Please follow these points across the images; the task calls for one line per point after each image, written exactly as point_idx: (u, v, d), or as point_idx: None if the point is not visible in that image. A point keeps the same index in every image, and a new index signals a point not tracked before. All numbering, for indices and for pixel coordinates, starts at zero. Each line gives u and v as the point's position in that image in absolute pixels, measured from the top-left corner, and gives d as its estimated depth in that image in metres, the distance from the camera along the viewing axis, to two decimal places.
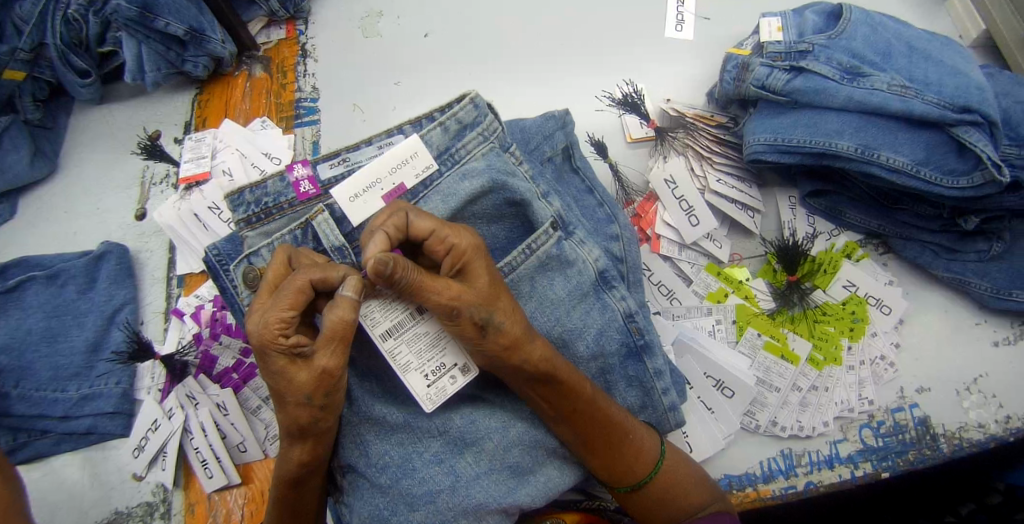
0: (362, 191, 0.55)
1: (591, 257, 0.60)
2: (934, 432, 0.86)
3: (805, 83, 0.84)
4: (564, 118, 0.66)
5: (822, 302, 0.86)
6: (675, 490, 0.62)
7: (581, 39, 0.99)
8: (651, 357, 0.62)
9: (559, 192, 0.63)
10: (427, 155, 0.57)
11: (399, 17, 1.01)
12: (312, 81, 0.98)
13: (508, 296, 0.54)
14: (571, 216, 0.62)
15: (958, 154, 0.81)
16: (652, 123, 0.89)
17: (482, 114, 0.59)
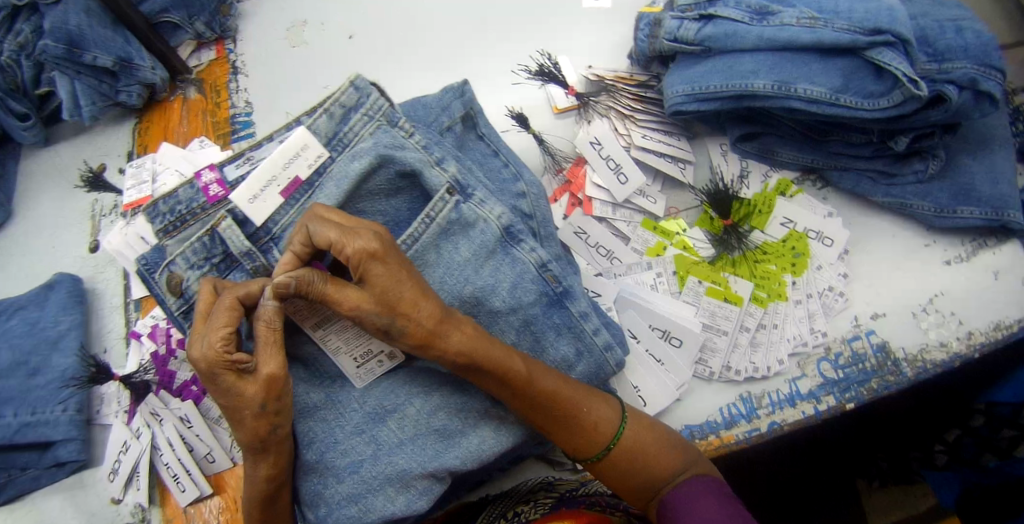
0: (259, 192, 0.61)
1: (493, 215, 0.64)
2: (894, 357, 0.86)
3: (716, 29, 0.85)
4: (461, 88, 0.70)
5: (761, 242, 0.86)
6: (644, 458, 0.65)
7: (502, 15, 0.98)
8: (574, 303, 0.65)
9: (456, 154, 0.66)
10: (319, 145, 0.63)
11: (324, 22, 1.04)
12: (245, 96, 1.00)
13: (418, 292, 0.54)
14: (470, 175, 0.66)
15: (875, 77, 0.81)
16: (571, 91, 0.89)
17: (369, 92, 0.65)
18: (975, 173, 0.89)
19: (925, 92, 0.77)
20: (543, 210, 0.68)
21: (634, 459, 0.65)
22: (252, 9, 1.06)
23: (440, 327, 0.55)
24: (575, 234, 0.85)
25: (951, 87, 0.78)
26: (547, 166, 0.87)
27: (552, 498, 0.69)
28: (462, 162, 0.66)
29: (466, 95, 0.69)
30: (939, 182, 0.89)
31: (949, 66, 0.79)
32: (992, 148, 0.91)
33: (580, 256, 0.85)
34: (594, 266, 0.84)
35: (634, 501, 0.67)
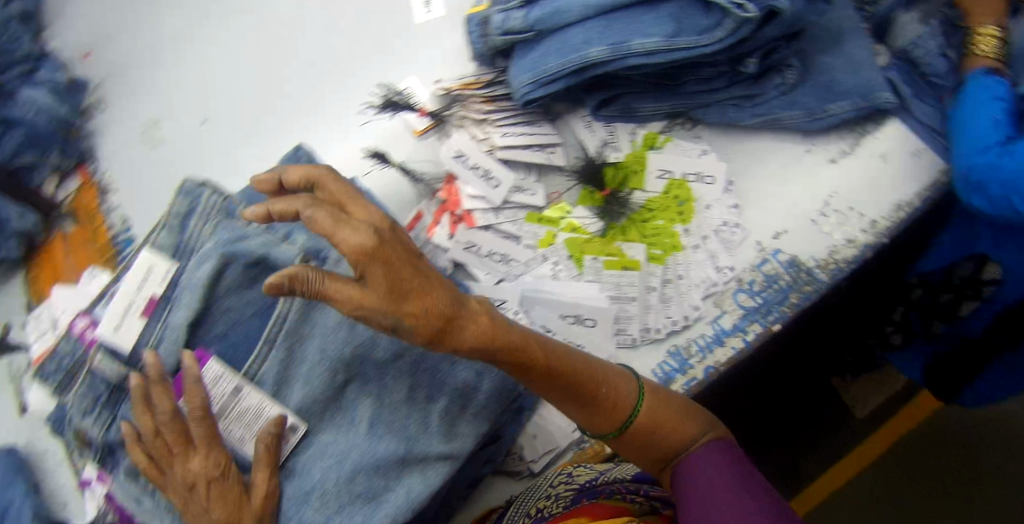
0: (121, 321, 0.67)
1: (349, 268, 0.66)
2: (806, 268, 0.86)
3: (543, 8, 0.84)
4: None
5: (644, 201, 0.85)
6: (659, 433, 0.68)
7: (338, 54, 0.98)
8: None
9: (304, 223, 0.68)
10: (166, 257, 0.70)
11: (175, 113, 1.04)
12: (122, 212, 1.02)
13: (414, 292, 0.52)
14: (318, 236, 0.67)
15: (704, 10, 0.81)
16: (422, 113, 0.89)
17: (198, 195, 0.70)
18: (835, 69, 0.91)
19: (754, 12, 0.77)
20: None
21: (650, 433, 0.68)
22: (104, 123, 1.05)
23: (452, 311, 0.54)
24: (466, 249, 0.86)
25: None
26: (421, 192, 0.88)
27: (572, 489, 0.72)
28: (309, 230, 0.67)
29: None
30: (802, 88, 0.90)
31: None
32: (845, 40, 0.92)
33: (475, 269, 0.86)
34: (494, 274, 0.86)
35: (652, 468, 0.71)
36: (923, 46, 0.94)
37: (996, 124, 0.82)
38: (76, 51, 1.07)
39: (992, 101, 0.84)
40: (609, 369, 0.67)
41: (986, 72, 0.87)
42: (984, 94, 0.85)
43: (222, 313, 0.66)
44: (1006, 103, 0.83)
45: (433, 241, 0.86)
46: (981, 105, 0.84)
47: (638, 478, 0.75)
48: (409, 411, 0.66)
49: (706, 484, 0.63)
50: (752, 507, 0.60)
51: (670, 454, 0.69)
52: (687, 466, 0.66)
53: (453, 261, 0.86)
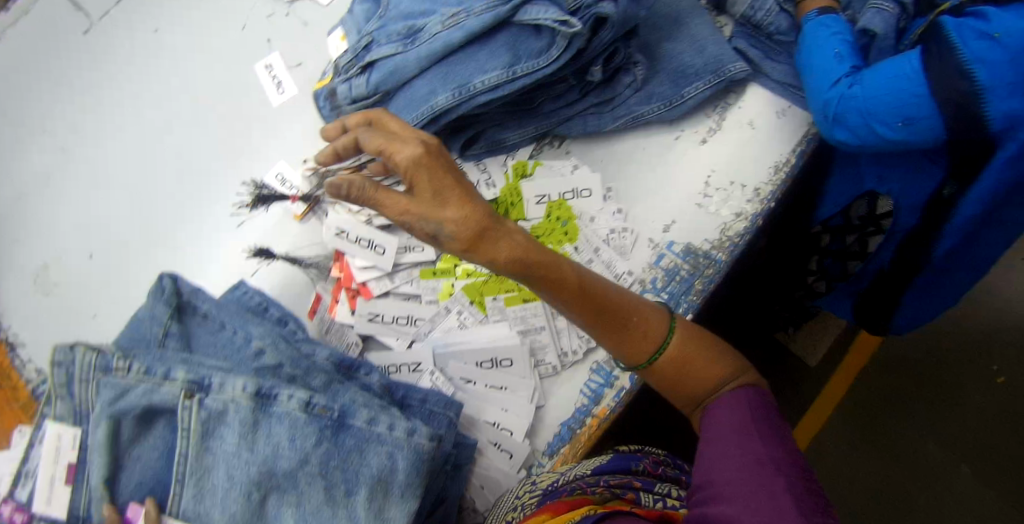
0: (49, 494, 0.66)
1: (237, 389, 0.64)
2: (702, 253, 0.87)
3: (381, 70, 0.84)
4: (160, 285, 0.72)
5: (529, 229, 0.86)
6: (689, 364, 0.72)
7: (204, 159, 0.99)
8: (355, 417, 0.67)
9: (183, 356, 0.67)
10: (70, 425, 0.68)
11: (61, 255, 1.04)
12: (35, 364, 1.01)
13: (458, 195, 0.63)
14: (199, 365, 0.67)
15: (536, 36, 0.81)
16: (295, 199, 0.90)
17: (71, 360, 0.66)
18: (683, 53, 0.92)
19: (580, 25, 0.76)
20: (286, 352, 0.72)
21: (681, 363, 0.72)
22: None
23: (486, 223, 0.64)
24: (371, 320, 0.86)
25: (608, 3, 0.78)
26: (314, 276, 0.88)
27: (537, 495, 0.72)
28: (188, 359, 0.67)
29: (165, 292, 0.72)
30: (655, 79, 0.91)
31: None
32: (684, 23, 0.94)
33: (386, 337, 0.86)
34: (405, 338, 0.86)
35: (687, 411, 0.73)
36: (760, 8, 0.95)
37: (839, 56, 0.84)
38: None
39: (833, 36, 0.86)
40: (645, 301, 0.74)
41: (818, 14, 0.90)
42: (824, 32, 0.87)
43: (132, 464, 0.65)
44: (846, 38, 0.86)
45: (337, 320, 0.87)
46: (826, 40, 0.86)
47: (599, 469, 0.73)
48: (333, 511, 0.63)
49: (727, 430, 0.64)
50: (757, 454, 0.60)
51: (702, 390, 0.71)
52: (714, 410, 0.67)
53: (362, 334, 0.86)
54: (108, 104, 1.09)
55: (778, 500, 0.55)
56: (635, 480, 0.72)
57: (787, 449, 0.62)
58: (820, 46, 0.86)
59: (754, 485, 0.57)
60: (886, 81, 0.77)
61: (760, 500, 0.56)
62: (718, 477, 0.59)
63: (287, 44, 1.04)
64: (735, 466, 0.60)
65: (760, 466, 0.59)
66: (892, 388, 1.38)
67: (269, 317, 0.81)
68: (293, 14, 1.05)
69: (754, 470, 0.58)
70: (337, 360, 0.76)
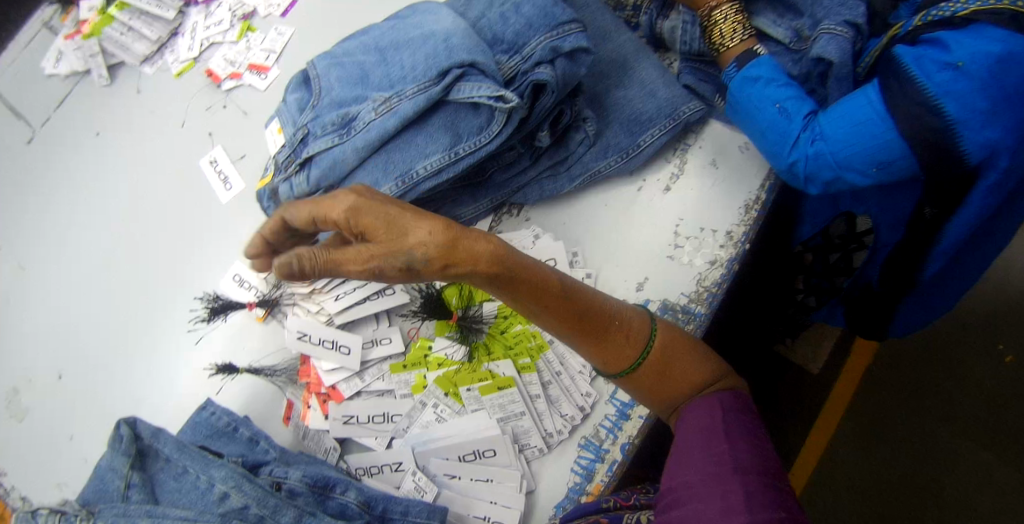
0: None
1: None
2: (681, 307, 0.83)
3: (320, 163, 0.82)
4: (117, 433, 0.71)
5: (496, 310, 0.83)
6: (670, 365, 0.66)
7: (163, 265, 0.95)
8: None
9: (145, 509, 0.66)
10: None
11: (30, 377, 1.00)
12: (17, 493, 0.96)
13: (417, 219, 0.58)
14: (163, 517, 0.65)
15: (475, 112, 0.79)
16: (250, 305, 0.86)
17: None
18: (633, 99, 0.89)
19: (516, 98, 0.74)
20: (253, 492, 0.68)
21: (662, 363, 0.66)
22: None
23: (456, 236, 0.57)
24: (346, 423, 0.82)
25: (544, 69, 0.76)
26: (281, 384, 0.84)
27: None
28: (152, 512, 0.66)
29: (122, 441, 0.70)
30: (609, 131, 0.88)
31: (532, 46, 0.79)
32: (632, 67, 0.90)
33: (363, 438, 0.82)
34: (384, 436, 0.82)
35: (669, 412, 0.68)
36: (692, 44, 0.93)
37: (782, 111, 0.81)
38: None
39: (768, 86, 0.83)
40: (620, 303, 0.68)
41: (738, 67, 0.86)
42: (754, 89, 0.83)
43: None
44: (781, 82, 0.83)
45: (312, 427, 0.83)
46: (761, 96, 0.83)
47: (566, 518, 0.76)
48: None
49: (697, 429, 0.59)
50: (715, 453, 0.56)
51: (681, 392, 0.66)
52: (691, 412, 0.62)
53: (339, 438, 0.83)
54: (53, 216, 1.05)
55: (726, 501, 0.51)
56: (601, 517, 0.72)
57: (754, 445, 0.57)
58: (759, 108, 0.82)
59: (707, 486, 0.54)
60: (844, 130, 0.75)
61: (710, 503, 0.52)
62: (678, 481, 0.56)
63: (229, 136, 1.01)
64: (694, 466, 0.56)
65: (714, 466, 0.55)
66: (902, 389, 1.33)
67: (240, 438, 0.79)
68: (233, 104, 1.03)
69: (708, 471, 0.55)
70: (310, 480, 0.72)
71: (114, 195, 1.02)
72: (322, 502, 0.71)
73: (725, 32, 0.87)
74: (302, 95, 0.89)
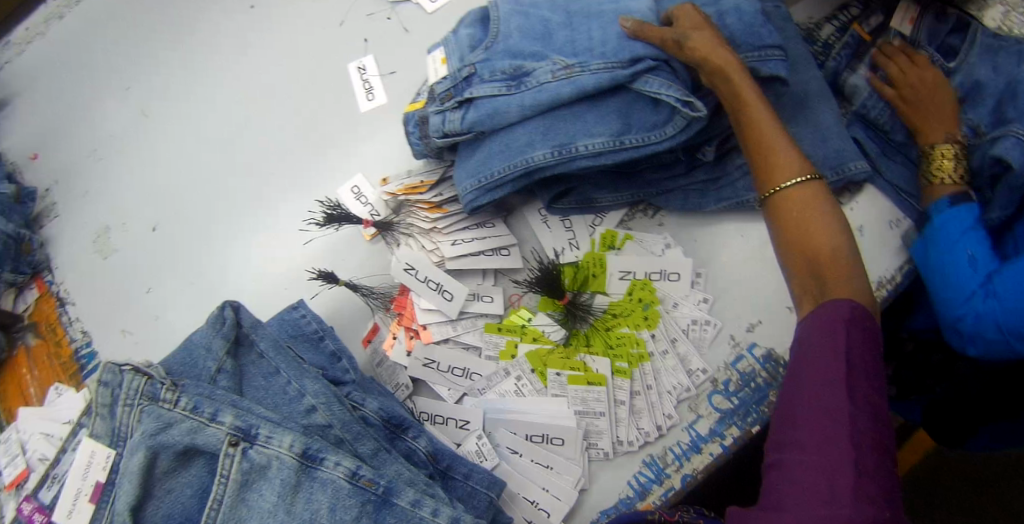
0: (72, 505, 0.66)
1: (284, 446, 0.63)
2: (784, 362, 0.80)
3: (481, 106, 0.79)
4: (221, 314, 0.71)
5: (607, 305, 0.81)
6: (813, 231, 0.62)
7: (285, 155, 0.95)
8: (400, 496, 0.64)
9: (232, 398, 0.66)
10: (104, 445, 0.67)
11: (125, 221, 1.01)
12: (80, 324, 1.00)
13: (712, 35, 0.72)
14: (249, 411, 0.65)
15: (650, 110, 0.76)
16: (366, 223, 0.85)
17: (118, 381, 0.66)
18: (804, 140, 0.85)
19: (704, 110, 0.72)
20: (340, 414, 0.69)
21: (802, 227, 0.63)
22: (55, 230, 1.06)
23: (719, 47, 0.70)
24: (425, 366, 0.81)
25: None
26: (374, 306, 0.83)
27: None
28: (238, 404, 0.66)
29: (224, 324, 0.71)
30: None
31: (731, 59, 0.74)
32: (810, 107, 0.87)
33: (437, 386, 0.81)
34: (457, 390, 0.81)
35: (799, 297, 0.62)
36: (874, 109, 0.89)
37: (973, 261, 0.73)
38: (24, 155, 1.10)
39: (966, 233, 0.75)
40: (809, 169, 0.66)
41: (950, 203, 0.77)
42: (954, 229, 0.75)
43: (162, 496, 0.63)
44: (982, 235, 0.75)
45: (391, 358, 0.83)
46: (956, 239, 0.75)
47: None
48: None
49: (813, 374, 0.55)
50: (828, 417, 0.52)
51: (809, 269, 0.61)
52: (806, 338, 0.57)
53: (413, 377, 0.82)
54: (189, 71, 1.04)
55: (835, 482, 0.49)
56: None
57: (867, 403, 0.53)
58: (947, 246, 0.74)
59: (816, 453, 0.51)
60: None
61: (816, 484, 0.50)
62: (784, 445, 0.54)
63: (385, 47, 0.99)
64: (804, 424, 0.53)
65: (828, 432, 0.51)
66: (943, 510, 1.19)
67: (323, 350, 0.78)
68: (396, 18, 1.00)
69: (818, 441, 0.52)
70: (387, 416, 0.73)
71: (255, 69, 1.02)
72: (392, 440, 0.73)
73: (944, 169, 0.80)
74: (474, 32, 0.85)
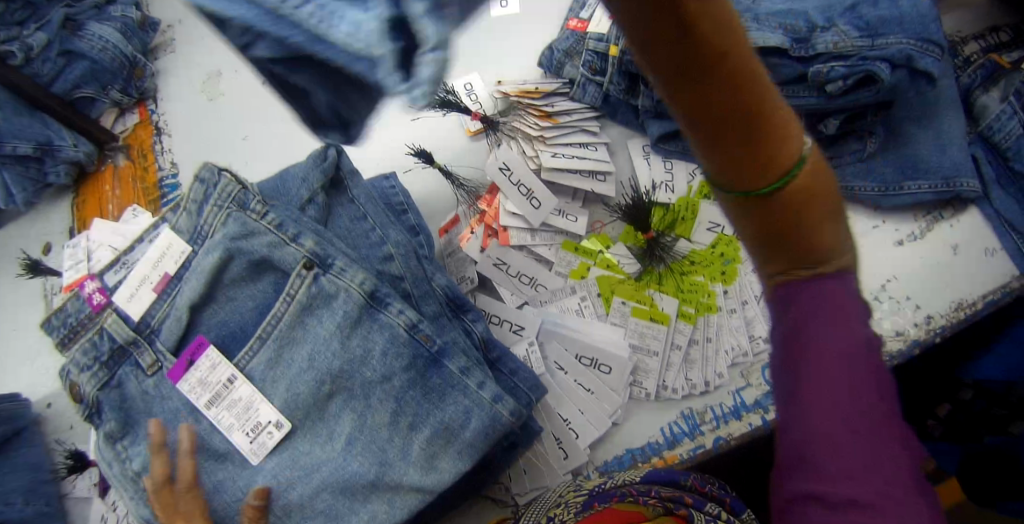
0: (135, 291, 0.65)
1: (355, 283, 0.63)
2: None
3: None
4: (324, 152, 0.71)
5: (687, 251, 0.82)
6: (801, 210, 0.44)
7: None
8: (451, 360, 0.65)
9: (317, 227, 0.67)
10: (183, 240, 0.66)
11: (236, 70, 1.05)
12: (171, 157, 1.04)
13: None
14: (329, 244, 0.66)
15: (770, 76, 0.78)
16: (476, 116, 0.86)
17: (214, 182, 0.66)
18: (924, 143, 0.83)
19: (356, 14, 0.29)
20: (413, 269, 0.70)
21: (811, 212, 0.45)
22: (167, 65, 1.10)
23: None
24: (495, 265, 0.83)
25: (883, 66, 0.72)
26: (462, 199, 0.86)
27: (581, 492, 0.69)
28: (320, 233, 0.66)
29: (325, 161, 0.71)
30: (881, 158, 0.84)
31: (880, 42, 0.74)
32: (942, 113, 0.84)
33: (501, 288, 0.83)
34: (519, 296, 0.82)
35: (766, 261, 0.48)
36: (1002, 129, 0.85)
37: None
38: None
39: None
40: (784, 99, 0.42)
41: None
42: None
43: (223, 303, 0.65)
44: None
45: (463, 250, 0.84)
46: None
47: (649, 479, 0.70)
48: (392, 434, 0.62)
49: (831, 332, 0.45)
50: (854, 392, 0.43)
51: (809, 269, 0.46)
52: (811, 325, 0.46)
53: (479, 275, 0.84)
54: None
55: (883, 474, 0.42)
56: (687, 496, 0.66)
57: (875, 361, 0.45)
58: None
59: (862, 409, 0.43)
60: None
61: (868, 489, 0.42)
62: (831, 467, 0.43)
63: None
64: (831, 392, 0.44)
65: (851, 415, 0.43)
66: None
67: (404, 222, 0.79)
68: None
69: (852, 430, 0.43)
70: (451, 295, 0.73)
71: None
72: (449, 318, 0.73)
73: None
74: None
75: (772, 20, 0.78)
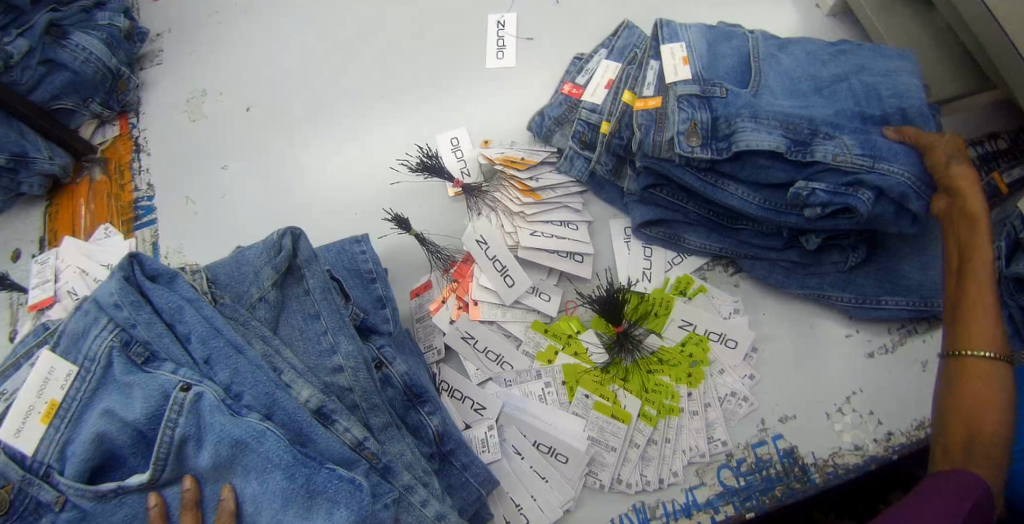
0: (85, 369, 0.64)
1: (304, 397, 0.64)
2: (803, 462, 0.77)
3: (139, 396, 0.60)
4: (279, 241, 0.72)
5: (657, 347, 0.82)
6: (976, 407, 0.62)
7: (397, 81, 0.98)
8: (396, 476, 0.65)
9: (262, 332, 0.68)
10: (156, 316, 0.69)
11: (222, 93, 1.04)
12: (148, 178, 1.02)
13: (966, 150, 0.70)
14: (278, 352, 0.67)
15: (757, 187, 0.77)
16: (457, 182, 0.87)
17: (174, 276, 0.68)
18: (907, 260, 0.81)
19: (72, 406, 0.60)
20: (363, 381, 0.69)
21: (966, 400, 0.62)
22: (153, 77, 1.08)
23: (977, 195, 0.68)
24: (463, 339, 0.82)
25: (863, 198, 0.69)
26: (434, 264, 0.85)
27: None
28: (268, 340, 0.67)
29: (280, 252, 0.72)
30: (865, 269, 0.82)
31: (881, 166, 0.70)
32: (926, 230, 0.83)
33: (467, 361, 0.82)
34: (484, 373, 0.82)
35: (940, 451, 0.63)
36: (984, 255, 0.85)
37: None
38: None
39: None
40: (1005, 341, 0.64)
41: None
42: None
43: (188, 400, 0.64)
44: None
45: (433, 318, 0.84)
46: None
47: None
48: None
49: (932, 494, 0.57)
50: None
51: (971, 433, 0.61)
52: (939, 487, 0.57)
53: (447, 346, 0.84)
54: None
55: None
56: None
57: None
58: None
59: None
60: None
61: None
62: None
63: (535, 15, 0.99)
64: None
65: None
66: None
67: (372, 292, 0.78)
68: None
69: None
70: (409, 383, 0.73)
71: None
72: (406, 408, 0.73)
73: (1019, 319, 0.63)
74: (150, 423, 0.60)
75: (772, 119, 0.74)
